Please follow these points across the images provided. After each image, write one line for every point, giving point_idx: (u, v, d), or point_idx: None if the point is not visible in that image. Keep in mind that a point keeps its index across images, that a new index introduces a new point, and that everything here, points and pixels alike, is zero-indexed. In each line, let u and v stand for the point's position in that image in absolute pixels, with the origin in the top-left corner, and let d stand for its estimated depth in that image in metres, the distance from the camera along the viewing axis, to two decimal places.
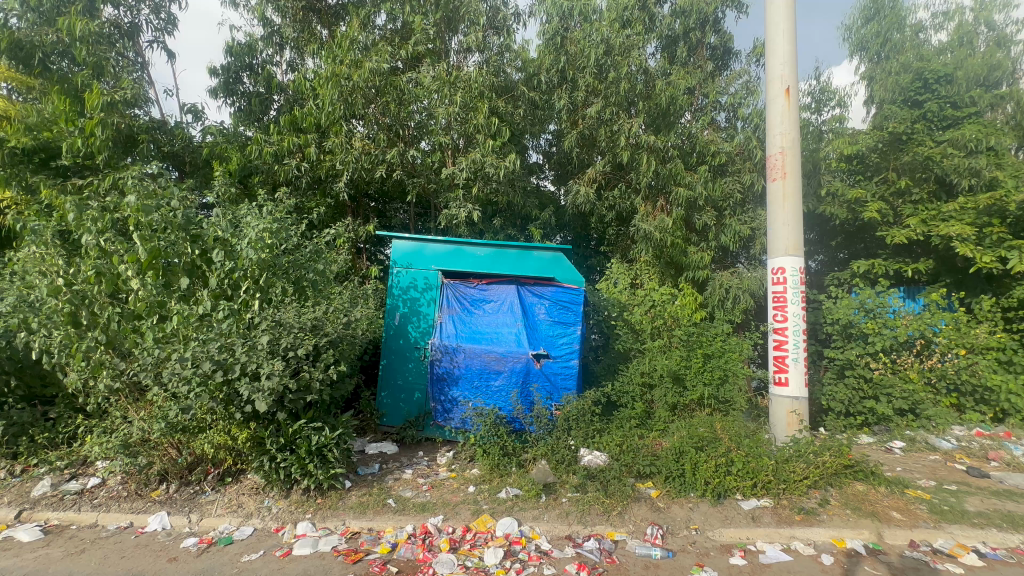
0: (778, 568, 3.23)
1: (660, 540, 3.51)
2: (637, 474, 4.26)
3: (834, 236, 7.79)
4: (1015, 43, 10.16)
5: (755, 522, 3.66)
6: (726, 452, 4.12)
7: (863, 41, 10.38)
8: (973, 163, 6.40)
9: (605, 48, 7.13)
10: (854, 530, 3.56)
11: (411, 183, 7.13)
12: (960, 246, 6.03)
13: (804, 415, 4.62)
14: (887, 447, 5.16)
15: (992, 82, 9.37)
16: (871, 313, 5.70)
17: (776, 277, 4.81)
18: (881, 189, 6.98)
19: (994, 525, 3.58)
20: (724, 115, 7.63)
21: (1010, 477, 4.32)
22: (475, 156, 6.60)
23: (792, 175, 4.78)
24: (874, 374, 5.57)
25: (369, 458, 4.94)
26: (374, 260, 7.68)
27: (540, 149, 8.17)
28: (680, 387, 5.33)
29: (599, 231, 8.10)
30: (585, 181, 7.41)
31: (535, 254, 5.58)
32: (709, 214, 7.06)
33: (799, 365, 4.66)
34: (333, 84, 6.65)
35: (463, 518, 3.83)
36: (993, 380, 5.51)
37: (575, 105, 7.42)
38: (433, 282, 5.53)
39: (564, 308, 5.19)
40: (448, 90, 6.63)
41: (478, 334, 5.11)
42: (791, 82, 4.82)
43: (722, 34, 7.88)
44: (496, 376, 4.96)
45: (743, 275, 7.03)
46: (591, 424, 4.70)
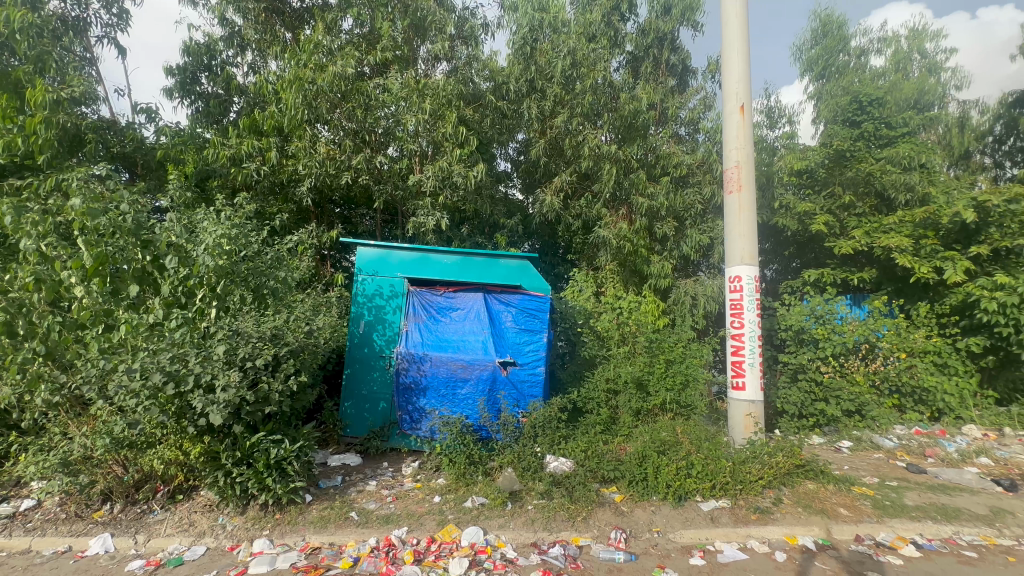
0: (734, 567, 3.33)
1: (623, 544, 3.55)
2: (601, 479, 4.33)
3: (787, 247, 8.19)
4: (945, 70, 11.04)
5: (713, 523, 3.78)
6: (686, 455, 4.26)
7: (811, 62, 11.00)
8: (907, 180, 6.93)
9: (571, 60, 7.36)
10: (805, 527, 3.71)
11: (378, 190, 7.07)
12: (900, 257, 6.46)
13: (760, 417, 4.79)
14: (835, 448, 5.43)
15: (924, 106, 10.14)
16: (821, 319, 6.05)
17: (733, 285, 5.01)
18: (828, 203, 7.43)
19: (929, 517, 3.81)
20: (685, 128, 7.94)
21: (944, 472, 4.63)
22: (443, 163, 6.61)
23: (747, 188, 5.00)
24: (824, 377, 5.87)
25: (331, 471, 4.82)
26: (340, 267, 7.55)
27: (508, 157, 8.27)
28: (643, 394, 5.45)
29: (566, 240, 8.23)
30: (552, 191, 7.57)
31: (502, 262, 5.55)
32: (671, 224, 7.31)
33: (755, 369, 4.85)
34: (297, 88, 6.51)
35: (428, 529, 3.78)
36: (930, 381, 5.91)
37: (544, 115, 7.55)
38: (399, 290, 5.49)
39: (531, 315, 5.24)
40: (417, 98, 6.60)
41: (444, 342, 5.07)
42: (745, 100, 5.05)
43: (681, 52, 8.20)
44: (463, 385, 4.93)
45: (705, 283, 7.31)
46: (557, 431, 4.73)
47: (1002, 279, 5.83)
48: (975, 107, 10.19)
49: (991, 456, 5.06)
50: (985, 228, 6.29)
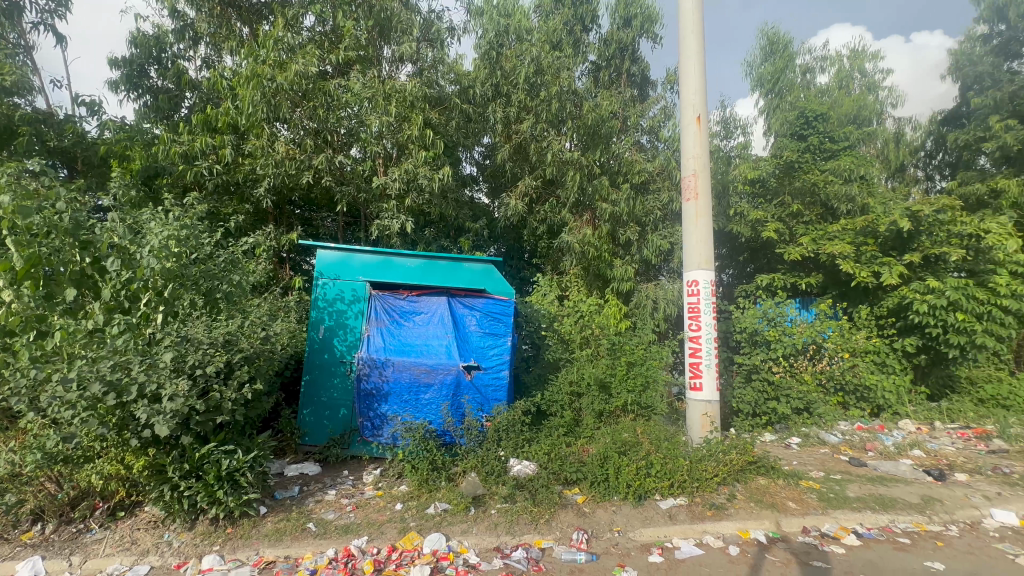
0: (690, 563, 3.43)
1: (585, 545, 3.59)
2: (564, 481, 4.38)
3: (741, 252, 8.59)
4: (882, 89, 11.81)
5: (671, 521, 3.87)
6: (646, 455, 4.37)
7: (761, 78, 11.54)
8: (849, 191, 7.39)
9: (535, 67, 7.46)
10: (756, 521, 3.86)
11: (340, 192, 6.91)
12: (843, 262, 6.87)
13: (716, 417, 4.96)
14: (785, 444, 5.70)
15: (863, 121, 10.87)
16: (772, 322, 6.35)
17: (690, 289, 5.18)
18: (778, 211, 7.83)
19: (869, 507, 4.05)
20: (646, 137, 8.16)
21: (883, 464, 4.93)
22: (408, 166, 6.53)
23: (703, 196, 5.18)
24: (775, 377, 6.16)
25: (289, 481, 4.66)
26: (299, 270, 7.34)
27: (474, 161, 8.29)
28: (606, 395, 5.55)
29: (531, 244, 8.31)
30: (516, 196, 7.65)
31: (466, 266, 5.56)
32: (633, 229, 7.49)
33: (711, 370, 5.02)
34: (255, 85, 6.29)
35: (389, 537, 3.71)
36: (870, 379, 6.30)
37: (509, 120, 7.63)
38: (361, 294, 5.38)
39: (495, 319, 5.24)
40: (382, 100, 6.53)
41: (407, 347, 5.00)
42: (701, 111, 5.25)
43: (642, 63, 8.45)
44: (426, 390, 4.87)
45: (665, 287, 7.52)
46: (520, 434, 4.75)
47: (932, 283, 6.29)
48: (909, 124, 10.99)
49: (924, 448, 5.41)
50: (917, 236, 6.76)
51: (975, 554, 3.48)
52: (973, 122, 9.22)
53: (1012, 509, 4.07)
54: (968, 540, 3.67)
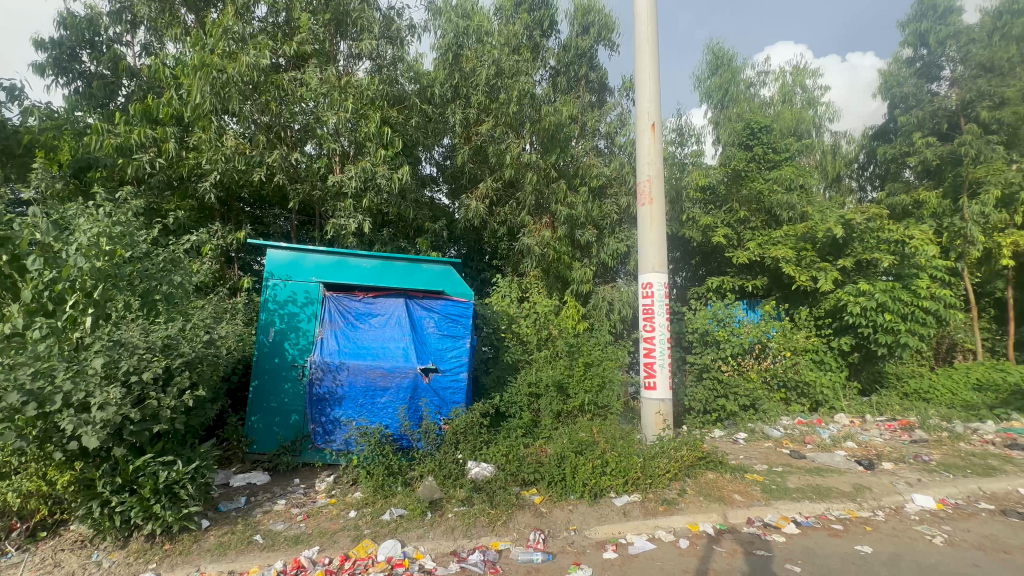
0: (642, 558, 3.51)
1: (541, 545, 3.61)
2: (521, 482, 4.41)
3: (693, 256, 8.99)
4: (820, 104, 12.60)
5: (626, 517, 3.96)
6: (602, 454, 4.48)
7: (710, 91, 12.06)
8: (790, 200, 7.83)
9: (495, 70, 7.49)
10: (705, 514, 4.00)
11: (294, 189, 6.67)
12: (786, 266, 7.30)
13: (668, 415, 5.13)
14: (733, 439, 5.92)
15: (803, 134, 11.55)
16: (721, 322, 6.66)
17: (645, 291, 5.31)
18: (727, 217, 8.23)
19: (807, 497, 4.29)
20: (604, 142, 8.35)
21: (819, 456, 5.24)
22: (366, 164, 6.39)
23: (658, 201, 5.35)
24: (724, 376, 6.44)
25: (235, 492, 4.45)
26: (249, 270, 7.04)
27: (434, 162, 8.23)
28: (563, 396, 5.65)
29: (492, 246, 8.35)
30: (477, 198, 7.66)
31: (424, 267, 5.49)
32: (591, 231, 7.64)
33: (665, 370, 5.18)
34: (202, 75, 5.97)
35: (342, 546, 3.59)
36: (809, 376, 6.71)
37: (468, 122, 7.63)
38: (315, 296, 5.21)
39: (453, 321, 5.20)
40: (338, 96, 6.36)
41: (362, 350, 4.86)
42: (656, 118, 5.42)
43: (600, 70, 8.67)
44: (382, 394, 4.76)
45: (621, 289, 7.72)
46: (478, 436, 4.74)
47: (863, 286, 6.79)
48: (844, 138, 11.82)
49: (856, 440, 5.79)
50: (850, 242, 7.29)
51: (899, 536, 3.76)
52: (899, 138, 10.01)
53: (931, 493, 4.43)
54: (892, 524, 3.97)
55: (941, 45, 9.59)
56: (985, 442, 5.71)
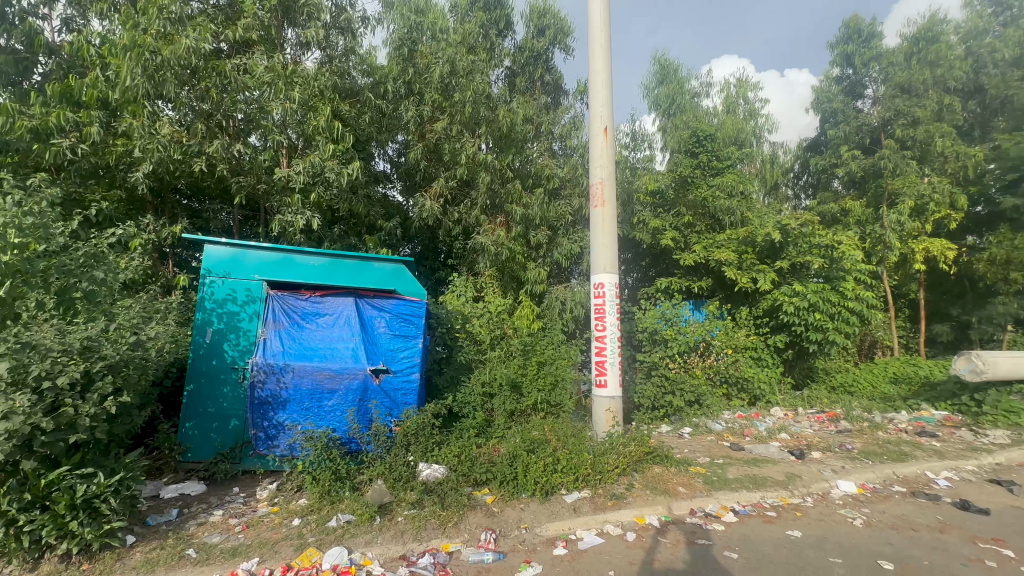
0: (591, 552, 3.56)
1: (492, 545, 3.61)
2: (473, 482, 4.40)
3: (644, 258, 9.34)
4: (761, 116, 13.34)
5: (576, 513, 4.01)
6: (553, 452, 4.55)
7: (657, 100, 12.53)
8: (731, 206, 8.26)
9: (450, 68, 7.42)
10: (651, 507, 4.12)
11: (236, 182, 6.33)
12: (728, 268, 7.74)
13: (618, 412, 5.26)
14: (679, 434, 6.14)
15: (744, 143, 12.12)
16: (669, 321, 6.94)
17: (597, 291, 5.41)
18: (674, 221, 8.58)
19: (744, 486, 4.53)
20: (558, 144, 8.47)
21: (757, 448, 5.55)
22: (314, 159, 6.14)
23: (609, 204, 5.46)
24: (671, 373, 6.69)
25: (166, 503, 4.15)
26: (185, 267, 6.61)
27: (387, 158, 8.06)
28: (517, 395, 5.68)
29: (447, 245, 8.30)
30: (431, 196, 7.58)
31: (375, 265, 5.35)
32: (545, 232, 7.74)
33: (615, 368, 5.31)
34: (132, 56, 5.53)
35: (284, 556, 3.43)
36: (748, 372, 7.09)
37: (423, 119, 7.51)
38: (257, 294, 4.95)
39: (405, 321, 5.10)
40: (284, 85, 6.04)
41: (309, 351, 4.67)
42: (608, 123, 5.54)
43: (555, 73, 8.79)
44: (330, 396, 4.60)
45: (574, 289, 7.86)
46: (430, 438, 4.67)
47: (797, 288, 7.27)
48: (781, 148, 12.59)
49: (789, 431, 6.17)
50: (786, 246, 7.77)
51: (825, 520, 4.05)
52: (830, 150, 10.80)
53: (853, 479, 4.79)
54: (819, 509, 4.26)
55: (865, 67, 10.44)
56: (899, 430, 6.25)
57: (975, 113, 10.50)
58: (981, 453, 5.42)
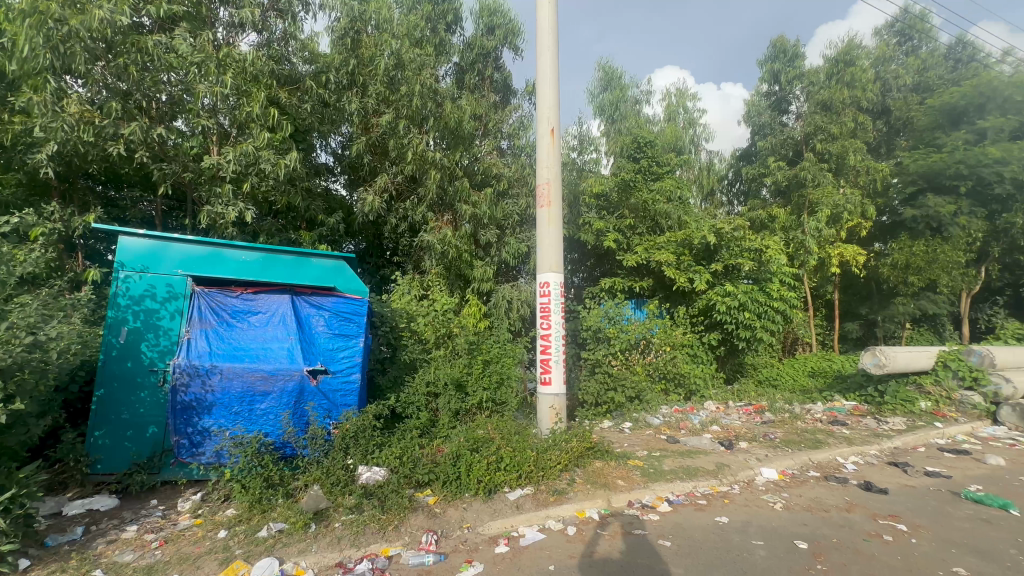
0: (533, 548, 3.60)
1: (433, 546, 3.56)
2: (415, 484, 4.32)
3: (589, 258, 9.61)
4: (699, 125, 14.05)
5: (518, 510, 4.04)
6: (497, 450, 4.56)
7: (602, 106, 12.85)
8: (671, 210, 8.65)
9: (395, 61, 7.25)
10: (591, 500, 4.22)
11: (159, 169, 5.85)
12: (668, 269, 8.13)
13: (561, 409, 5.36)
14: (619, 428, 6.35)
15: (683, 150, 12.72)
16: (612, 320, 7.18)
17: (542, 290, 5.46)
18: (617, 223, 8.88)
19: (678, 477, 4.75)
20: (506, 142, 8.48)
21: (691, 440, 5.84)
22: (247, 147, 5.78)
23: (555, 204, 5.54)
24: (614, 370, 6.92)
25: (70, 521, 3.76)
26: (98, 260, 6.02)
27: (330, 150, 7.77)
28: (462, 394, 5.64)
29: (392, 241, 8.13)
30: (375, 191, 7.38)
31: (314, 262, 5.10)
32: (493, 231, 7.76)
33: (559, 366, 5.40)
34: (33, 23, 4.95)
35: (206, 571, 3.20)
36: (685, 368, 7.45)
37: (367, 112, 7.30)
38: (180, 291, 4.59)
39: (345, 320, 4.91)
40: (214, 68, 5.64)
41: (239, 351, 4.40)
42: (555, 125, 5.61)
43: (504, 72, 8.81)
44: (263, 399, 4.34)
45: (521, 288, 7.92)
46: (371, 439, 4.55)
47: (728, 288, 7.75)
48: (716, 156, 13.34)
49: (720, 424, 6.54)
50: (720, 249, 8.24)
51: (749, 505, 4.34)
52: (760, 160, 11.57)
53: (775, 466, 5.16)
54: (745, 495, 4.55)
55: (790, 85, 11.29)
56: (815, 420, 6.80)
57: (883, 132, 11.62)
58: (882, 439, 6.01)
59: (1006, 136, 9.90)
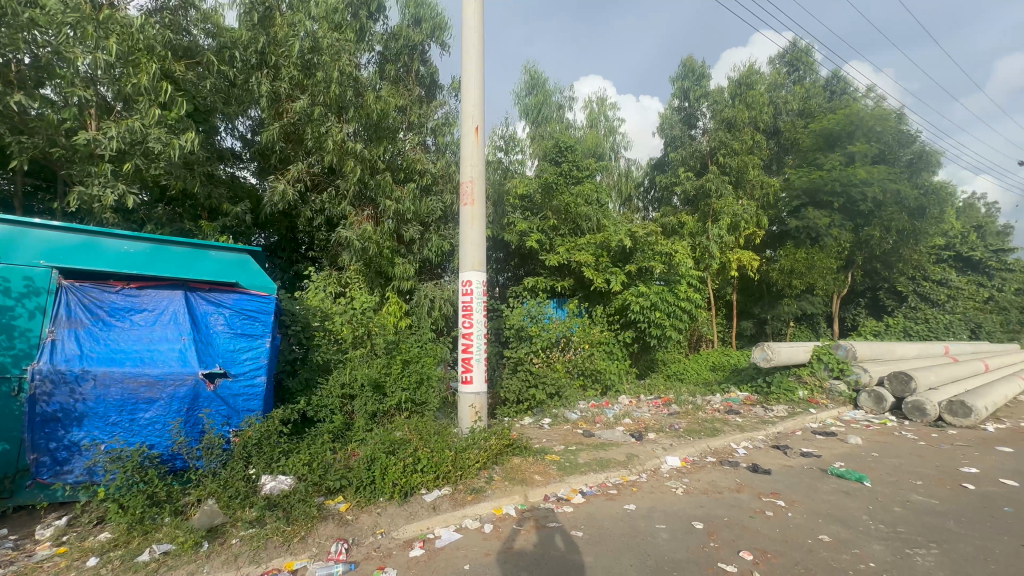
0: (449, 549, 3.57)
1: (343, 555, 3.40)
2: (326, 491, 4.10)
3: (513, 258, 9.75)
4: (618, 134, 14.76)
5: (435, 511, 3.98)
6: (414, 452, 4.45)
7: (527, 109, 13.11)
8: (592, 213, 9.01)
9: (311, 44, 6.84)
10: (508, 497, 4.27)
11: (19, 143, 5.04)
12: (587, 270, 8.47)
13: (482, 408, 5.37)
14: (539, 424, 6.48)
15: (603, 157, 13.33)
16: (534, 318, 7.35)
17: (465, 289, 5.43)
18: (540, 224, 9.08)
19: (592, 469, 4.97)
20: (431, 139, 8.27)
21: (605, 434, 6.12)
22: (133, 123, 5.12)
23: (479, 203, 5.53)
24: (535, 368, 7.08)
25: None
26: None
27: (237, 135, 7.19)
28: (380, 395, 5.45)
29: (307, 235, 7.72)
30: (286, 180, 6.94)
31: (212, 255, 4.64)
32: (416, 228, 7.58)
33: (480, 365, 5.40)
34: None
35: None
36: (601, 364, 7.80)
37: (278, 96, 6.82)
38: (43, 286, 3.96)
39: (249, 318, 4.53)
40: (93, 31, 4.94)
41: (119, 354, 3.90)
42: (479, 123, 5.59)
43: (430, 66, 8.63)
44: (147, 408, 3.88)
45: (444, 287, 7.83)
46: (277, 447, 4.24)
47: (642, 289, 8.24)
48: (634, 164, 14.14)
49: (632, 417, 6.93)
50: (635, 252, 8.73)
51: (654, 492, 4.64)
52: (672, 170, 12.43)
53: (678, 454, 5.57)
54: (651, 483, 4.86)
55: (697, 102, 12.25)
56: (714, 410, 7.44)
57: (775, 150, 12.98)
58: (768, 425, 6.72)
59: (869, 161, 11.51)
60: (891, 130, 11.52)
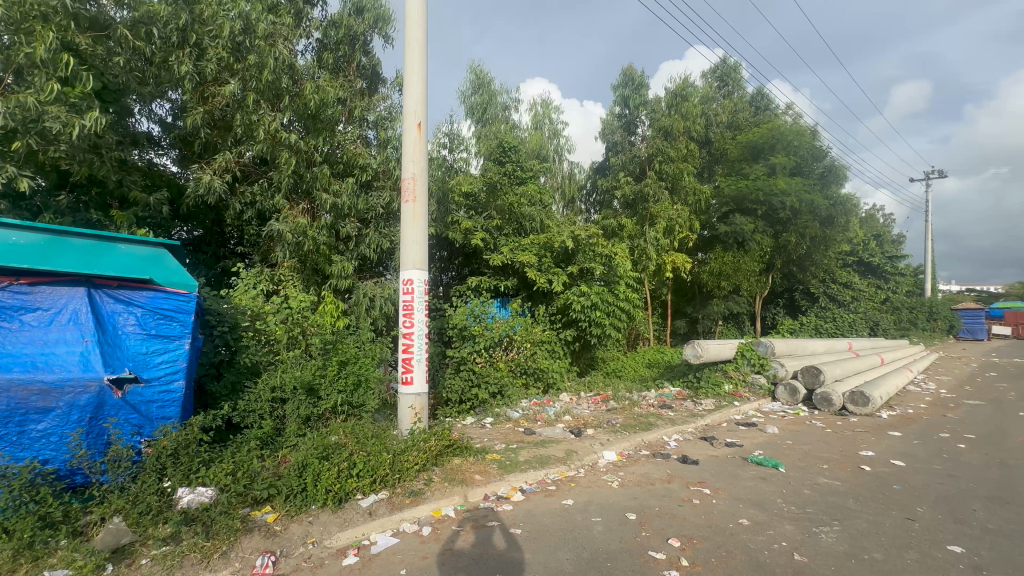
0: (385, 554, 3.48)
1: (270, 568, 3.23)
2: (252, 501, 3.89)
3: (457, 257, 9.70)
4: (562, 137, 15.04)
5: (370, 517, 3.86)
6: (350, 456, 4.29)
7: (472, 108, 13.07)
8: (534, 213, 9.15)
9: (241, 25, 6.43)
10: (448, 498, 4.22)
11: None
12: (530, 270, 8.57)
13: (422, 410, 5.27)
14: (481, 424, 6.46)
15: (547, 159, 13.56)
16: (477, 318, 7.33)
17: (405, 287, 5.31)
18: (485, 224, 9.05)
19: (532, 467, 5.03)
20: (373, 133, 7.98)
21: (545, 431, 6.21)
22: (25, 98, 4.55)
23: (421, 200, 5.42)
24: (478, 367, 7.08)
25: None
26: None
27: (155, 118, 6.59)
28: (314, 399, 5.22)
29: (237, 230, 7.45)
30: (212, 170, 6.54)
31: (122, 249, 4.24)
32: (354, 224, 7.29)
33: (422, 365, 5.30)
34: None
35: None
36: (544, 363, 7.91)
37: (203, 77, 6.43)
38: None
39: (165, 318, 4.17)
40: None
41: (4, 359, 3.45)
42: (422, 119, 5.49)
43: (372, 57, 8.33)
44: (40, 419, 3.47)
45: (385, 285, 7.62)
46: (196, 456, 3.94)
47: (583, 289, 8.46)
48: (577, 167, 14.48)
49: (572, 414, 7.10)
50: (577, 253, 8.95)
51: (592, 486, 4.78)
52: (613, 173, 12.85)
53: (614, 448, 5.77)
54: (589, 478, 5.00)
55: (637, 110, 12.75)
56: (649, 405, 7.79)
57: (706, 159, 13.78)
58: (697, 418, 7.13)
59: (788, 172, 12.51)
60: (806, 145, 12.59)
